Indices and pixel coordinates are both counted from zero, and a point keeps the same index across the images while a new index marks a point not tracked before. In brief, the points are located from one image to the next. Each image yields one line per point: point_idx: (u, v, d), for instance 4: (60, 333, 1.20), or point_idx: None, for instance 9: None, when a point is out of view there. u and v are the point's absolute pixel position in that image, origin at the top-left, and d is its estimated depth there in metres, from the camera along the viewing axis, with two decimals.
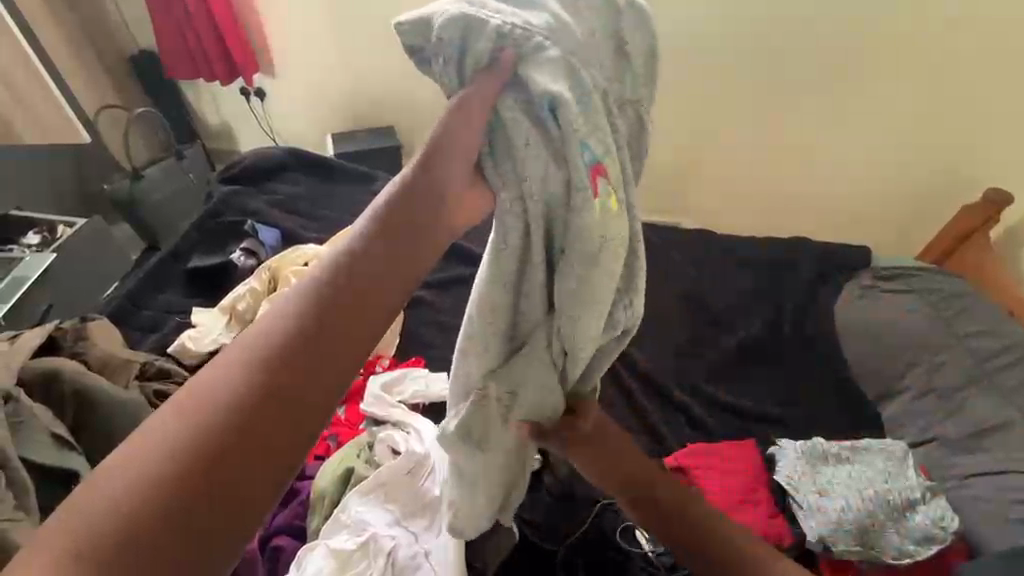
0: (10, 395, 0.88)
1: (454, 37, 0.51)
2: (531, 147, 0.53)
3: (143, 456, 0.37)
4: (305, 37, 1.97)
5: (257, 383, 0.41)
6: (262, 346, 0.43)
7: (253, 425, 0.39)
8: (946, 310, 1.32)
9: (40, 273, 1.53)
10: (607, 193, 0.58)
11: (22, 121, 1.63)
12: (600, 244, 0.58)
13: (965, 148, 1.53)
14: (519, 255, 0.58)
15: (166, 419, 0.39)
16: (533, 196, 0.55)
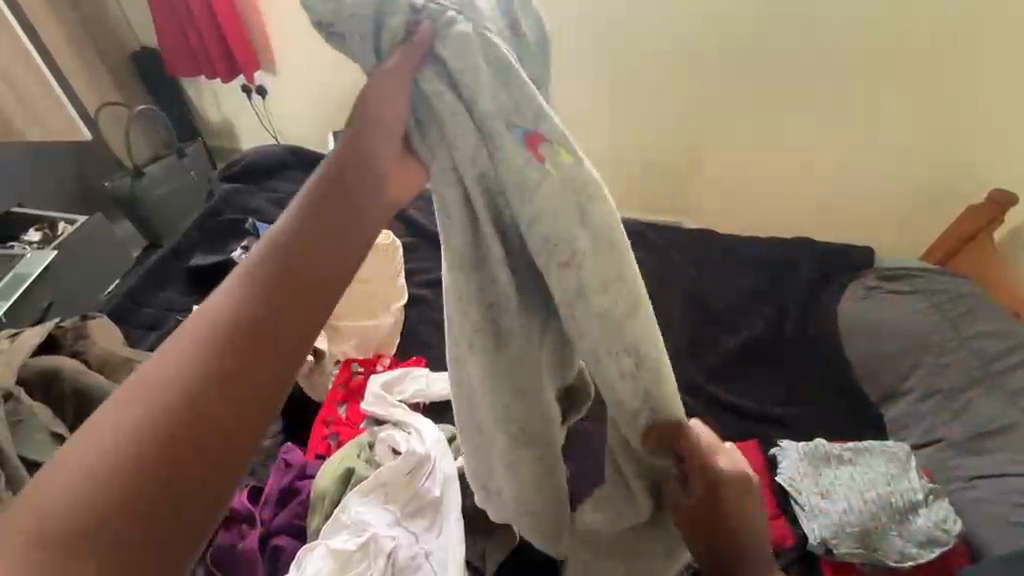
0: (11, 394, 0.89)
1: (368, 11, 0.46)
2: (459, 117, 0.49)
3: (92, 445, 0.33)
4: (306, 35, 1.96)
5: (210, 352, 0.36)
6: (216, 317, 0.38)
7: (213, 397, 0.35)
8: (951, 311, 1.31)
9: (41, 271, 1.53)
10: (557, 155, 0.52)
11: (21, 117, 1.61)
12: (568, 207, 0.53)
13: (971, 148, 1.51)
14: (471, 232, 0.54)
15: (112, 405, 0.34)
16: (468, 168, 0.51)
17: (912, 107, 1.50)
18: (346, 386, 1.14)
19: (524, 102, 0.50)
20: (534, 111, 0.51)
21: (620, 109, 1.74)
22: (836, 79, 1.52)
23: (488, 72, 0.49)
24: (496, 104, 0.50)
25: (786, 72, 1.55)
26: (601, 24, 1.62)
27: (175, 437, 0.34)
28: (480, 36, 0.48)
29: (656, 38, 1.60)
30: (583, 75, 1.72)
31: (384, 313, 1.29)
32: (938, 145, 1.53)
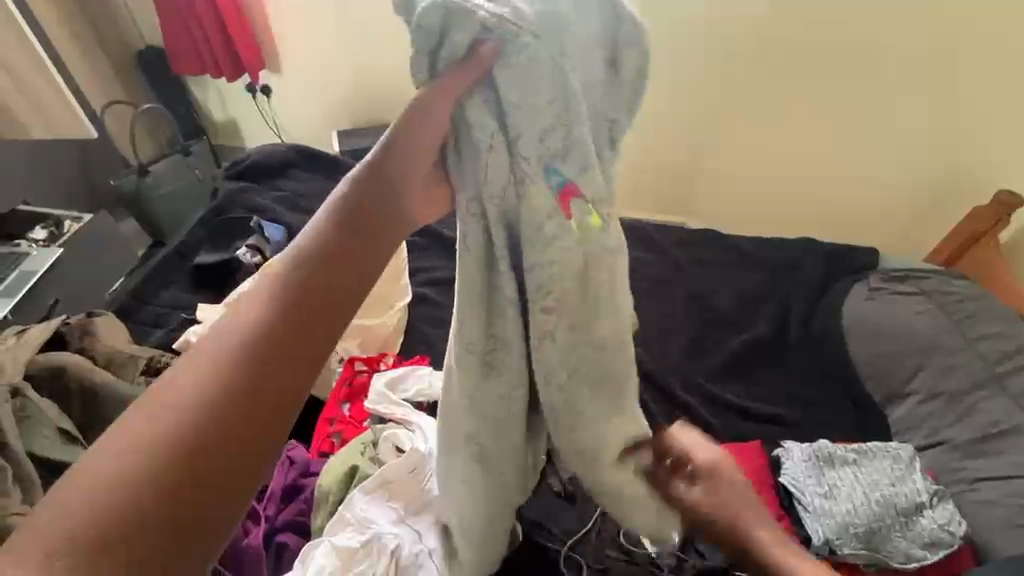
0: (19, 390, 0.90)
1: (433, 26, 0.49)
2: (496, 153, 0.53)
3: (123, 448, 0.36)
4: (311, 33, 1.97)
5: (235, 363, 0.40)
6: (232, 340, 0.41)
7: (224, 417, 0.38)
8: (959, 313, 1.30)
9: (47, 268, 1.54)
10: (584, 211, 0.59)
11: (22, 105, 1.59)
12: (567, 245, 0.58)
13: (980, 149, 1.50)
14: (483, 259, 0.58)
15: (139, 412, 0.38)
16: (493, 200, 0.55)
17: (918, 108, 1.50)
18: (349, 385, 1.14)
19: (564, 155, 0.56)
20: (569, 168, 0.56)
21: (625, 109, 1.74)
22: (842, 80, 1.52)
23: (538, 112, 0.53)
24: (535, 146, 0.54)
25: (792, 72, 1.54)
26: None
27: (202, 442, 0.37)
28: (538, 68, 0.52)
29: (661, 38, 1.60)
30: None
31: (388, 312, 1.29)
32: (944, 145, 1.52)
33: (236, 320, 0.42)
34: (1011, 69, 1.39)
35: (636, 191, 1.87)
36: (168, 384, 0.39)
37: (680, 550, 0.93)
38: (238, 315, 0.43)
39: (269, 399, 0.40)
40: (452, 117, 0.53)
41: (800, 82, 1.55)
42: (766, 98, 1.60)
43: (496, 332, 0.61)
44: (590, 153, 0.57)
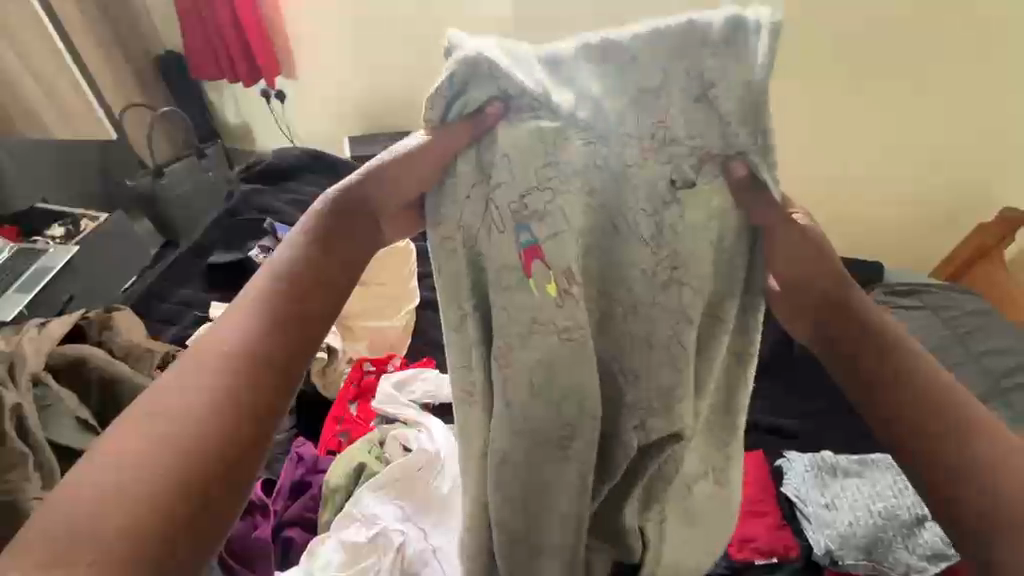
0: (41, 379, 0.93)
1: (456, 76, 0.51)
2: (472, 202, 0.52)
3: (116, 457, 0.36)
4: (329, 42, 2.02)
5: (224, 369, 0.41)
6: (230, 353, 0.42)
7: (232, 423, 0.39)
8: (961, 327, 1.31)
9: (64, 264, 1.57)
10: (544, 277, 0.51)
11: (47, 110, 1.84)
12: (529, 310, 0.53)
13: (983, 164, 1.52)
14: (450, 297, 0.55)
15: (138, 427, 0.38)
16: (457, 237, 0.53)
17: (924, 124, 1.51)
18: (358, 385, 1.16)
19: (541, 216, 0.51)
20: (544, 229, 0.51)
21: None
22: (852, 90, 1.52)
23: (527, 169, 0.50)
24: (514, 197, 0.51)
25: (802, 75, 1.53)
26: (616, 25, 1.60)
27: (204, 443, 0.38)
28: (535, 131, 0.50)
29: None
30: None
31: (397, 314, 1.31)
32: (953, 158, 1.53)
33: (221, 330, 0.44)
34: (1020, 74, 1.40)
35: None
36: (157, 395, 0.40)
37: None
38: (223, 326, 0.44)
39: (263, 401, 0.41)
40: (447, 160, 0.52)
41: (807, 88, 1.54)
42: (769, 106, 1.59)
43: (470, 368, 0.57)
44: (570, 224, 0.51)
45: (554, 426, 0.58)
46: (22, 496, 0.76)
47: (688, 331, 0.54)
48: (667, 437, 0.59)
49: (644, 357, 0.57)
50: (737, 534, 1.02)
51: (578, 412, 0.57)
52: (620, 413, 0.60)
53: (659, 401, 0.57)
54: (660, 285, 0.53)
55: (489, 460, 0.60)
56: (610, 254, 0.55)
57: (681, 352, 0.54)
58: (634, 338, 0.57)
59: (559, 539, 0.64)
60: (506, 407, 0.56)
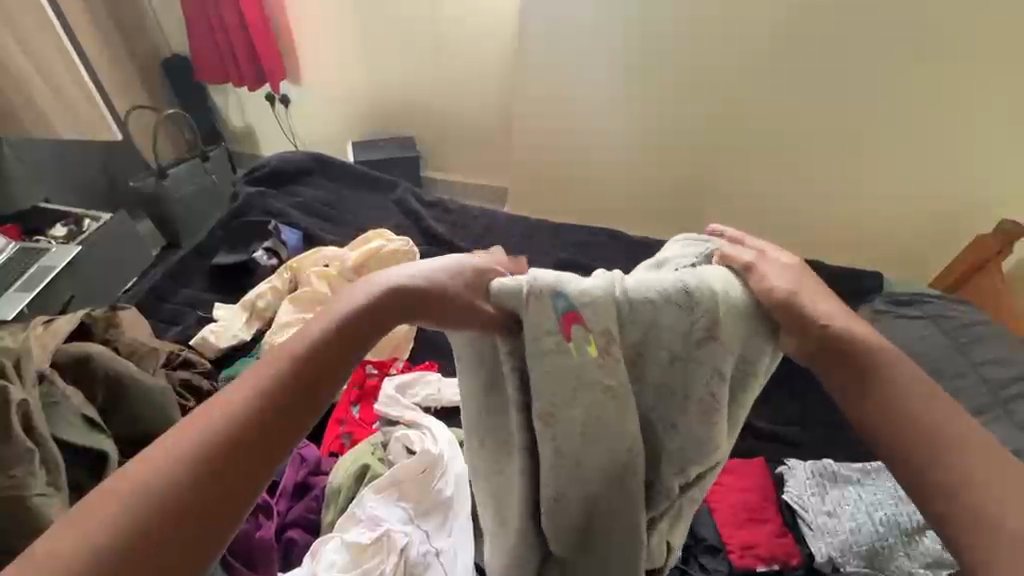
0: (47, 376, 0.94)
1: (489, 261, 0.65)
2: (498, 305, 0.56)
3: (129, 486, 0.38)
4: (337, 48, 2.04)
5: (242, 421, 0.43)
6: (247, 403, 0.44)
7: (228, 470, 0.41)
8: (958, 336, 1.32)
9: (66, 264, 1.57)
10: (583, 340, 0.55)
11: (44, 93, 1.73)
12: (572, 380, 0.56)
13: (979, 176, 1.55)
14: (494, 365, 0.60)
15: (153, 460, 0.40)
16: (491, 318, 0.56)
17: (916, 136, 1.54)
18: (360, 387, 1.16)
19: (576, 286, 0.56)
20: (579, 295, 0.56)
21: (635, 112, 1.71)
22: (854, 102, 1.54)
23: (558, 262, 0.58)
24: (550, 276, 0.56)
25: (805, 85, 1.55)
26: (623, 28, 1.59)
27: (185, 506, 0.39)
28: None
29: (674, 42, 1.58)
30: (598, 77, 1.68)
31: None
32: (947, 170, 1.56)
33: (241, 388, 0.45)
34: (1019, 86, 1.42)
35: (645, 206, 1.86)
36: (176, 431, 0.42)
37: (681, 562, 1.01)
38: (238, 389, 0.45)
39: (261, 454, 0.43)
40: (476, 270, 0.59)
41: (810, 96, 1.56)
42: (773, 112, 1.61)
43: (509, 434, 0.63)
44: (603, 298, 0.56)
45: (608, 463, 0.59)
46: (27, 492, 0.77)
47: (721, 384, 0.57)
48: (706, 470, 0.62)
49: (676, 404, 0.59)
50: (738, 540, 1.02)
51: (628, 452, 0.59)
52: (663, 463, 0.62)
53: (696, 449, 0.59)
54: (697, 342, 0.56)
55: (542, 503, 0.61)
56: (651, 328, 0.57)
57: (717, 402, 0.57)
58: (665, 395, 0.60)
59: (615, 566, 0.66)
60: (555, 454, 0.58)
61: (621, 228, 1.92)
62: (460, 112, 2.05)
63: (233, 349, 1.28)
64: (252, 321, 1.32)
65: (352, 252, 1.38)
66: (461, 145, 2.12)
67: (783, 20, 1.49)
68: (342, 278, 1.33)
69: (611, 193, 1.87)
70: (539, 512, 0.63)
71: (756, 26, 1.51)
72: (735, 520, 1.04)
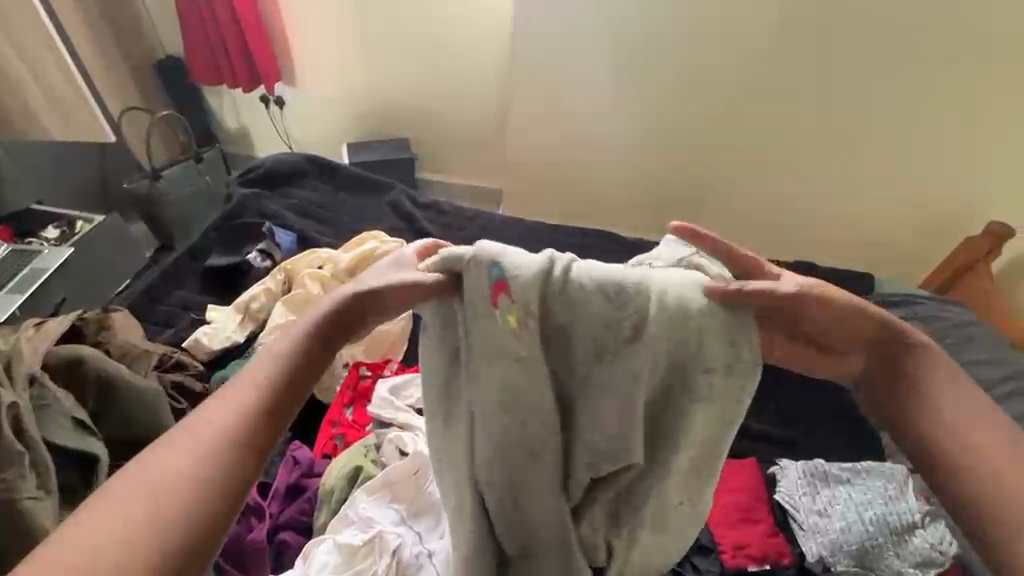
0: (39, 379, 0.93)
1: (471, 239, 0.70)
2: (448, 272, 0.60)
3: (132, 497, 0.50)
4: (333, 50, 2.04)
5: (218, 439, 0.54)
6: (222, 425, 0.54)
7: (212, 478, 0.52)
8: (949, 337, 1.33)
9: (58, 266, 1.56)
10: (507, 309, 0.57)
11: (37, 95, 1.72)
12: (495, 346, 0.58)
13: (968, 179, 1.57)
14: (444, 337, 0.63)
15: (150, 475, 0.51)
16: (429, 286, 0.59)
17: (905, 139, 1.56)
18: (354, 389, 1.16)
19: (513, 261, 0.58)
20: (512, 269, 0.57)
21: (631, 113, 1.72)
22: (845, 104, 1.56)
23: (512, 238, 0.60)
24: (492, 248, 0.58)
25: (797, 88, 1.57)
26: (619, 31, 1.60)
27: (191, 505, 0.51)
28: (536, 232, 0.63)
29: (669, 45, 1.59)
30: (593, 79, 1.69)
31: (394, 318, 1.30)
32: (936, 173, 1.58)
33: (217, 411, 0.55)
34: (1009, 89, 1.44)
35: (640, 207, 1.87)
36: (165, 451, 0.53)
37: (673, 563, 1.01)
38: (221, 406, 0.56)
39: (238, 461, 0.54)
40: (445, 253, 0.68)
41: (804, 98, 1.58)
42: (766, 114, 1.63)
43: (455, 405, 0.65)
44: (536, 280, 0.57)
45: (526, 439, 0.61)
46: (18, 496, 0.78)
47: (637, 389, 0.59)
48: (620, 468, 0.63)
49: (600, 395, 0.61)
50: (730, 540, 1.02)
51: (545, 429, 0.61)
52: (580, 452, 0.63)
53: (611, 439, 0.61)
54: (624, 343, 0.58)
55: (468, 473, 0.64)
56: (581, 316, 0.58)
57: (632, 402, 0.59)
58: (585, 385, 0.61)
59: (546, 543, 0.68)
60: (478, 416, 0.61)
61: (615, 228, 1.93)
62: (457, 113, 2.05)
63: (227, 351, 1.27)
64: (246, 323, 1.31)
65: (347, 254, 1.38)
66: (458, 146, 2.13)
67: (777, 22, 1.50)
68: (336, 280, 1.33)
69: (607, 194, 1.88)
70: (481, 485, 0.65)
71: (750, 30, 1.53)
72: (727, 520, 1.05)
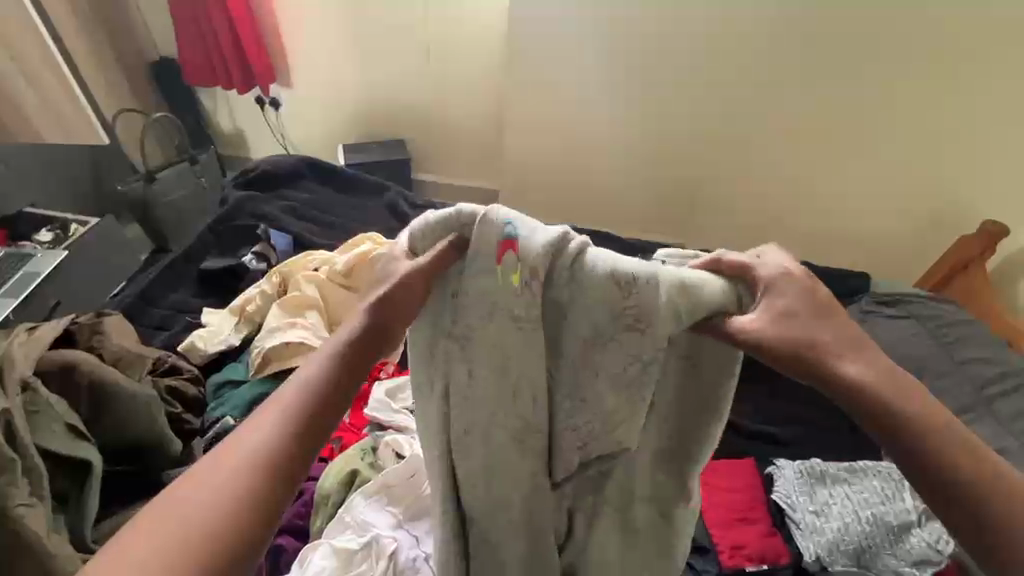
0: (30, 384, 0.93)
1: None
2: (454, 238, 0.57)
3: (134, 546, 0.40)
4: (328, 53, 2.04)
5: (242, 469, 0.44)
6: (249, 453, 0.45)
7: (233, 521, 0.42)
8: (945, 336, 1.34)
9: (52, 269, 1.55)
10: (511, 268, 0.55)
11: (30, 97, 1.71)
12: (485, 305, 0.56)
13: (963, 177, 1.58)
14: (437, 306, 0.59)
15: (160, 516, 0.42)
16: (438, 246, 0.57)
17: (900, 138, 1.57)
18: None
19: (528, 223, 0.56)
20: (526, 230, 0.56)
21: (628, 113, 1.72)
22: (840, 103, 1.56)
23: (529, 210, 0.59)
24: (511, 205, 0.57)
25: (791, 88, 1.57)
26: (612, 31, 1.60)
27: (226, 551, 0.41)
28: None
29: (663, 45, 1.60)
30: (589, 79, 1.69)
31: None
32: (929, 169, 1.59)
33: (245, 437, 0.46)
34: (1008, 89, 1.44)
35: (634, 206, 1.87)
36: (179, 487, 0.44)
37: None
38: (248, 435, 0.46)
39: (263, 498, 0.44)
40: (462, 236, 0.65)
41: (801, 97, 1.58)
42: (763, 113, 1.63)
43: (434, 372, 0.60)
44: (549, 248, 0.55)
45: (509, 413, 0.59)
46: (11, 502, 0.78)
47: (630, 372, 0.57)
48: (609, 454, 0.62)
49: (589, 374, 0.58)
50: (727, 540, 1.03)
51: (528, 406, 0.59)
52: (560, 435, 0.61)
53: (601, 420, 0.59)
54: (622, 327, 0.56)
55: (449, 439, 0.60)
56: (583, 292, 0.56)
57: (630, 387, 0.58)
58: (576, 363, 0.59)
59: (502, 535, 0.64)
60: (467, 376, 0.58)
61: (608, 228, 1.93)
62: (453, 115, 2.05)
63: (222, 354, 1.27)
64: (242, 325, 1.31)
65: (344, 256, 1.37)
66: (454, 148, 2.12)
67: (770, 21, 1.50)
68: (331, 282, 1.32)
69: (603, 195, 1.88)
70: (460, 453, 0.61)
71: (743, 30, 1.53)
72: (724, 520, 1.05)
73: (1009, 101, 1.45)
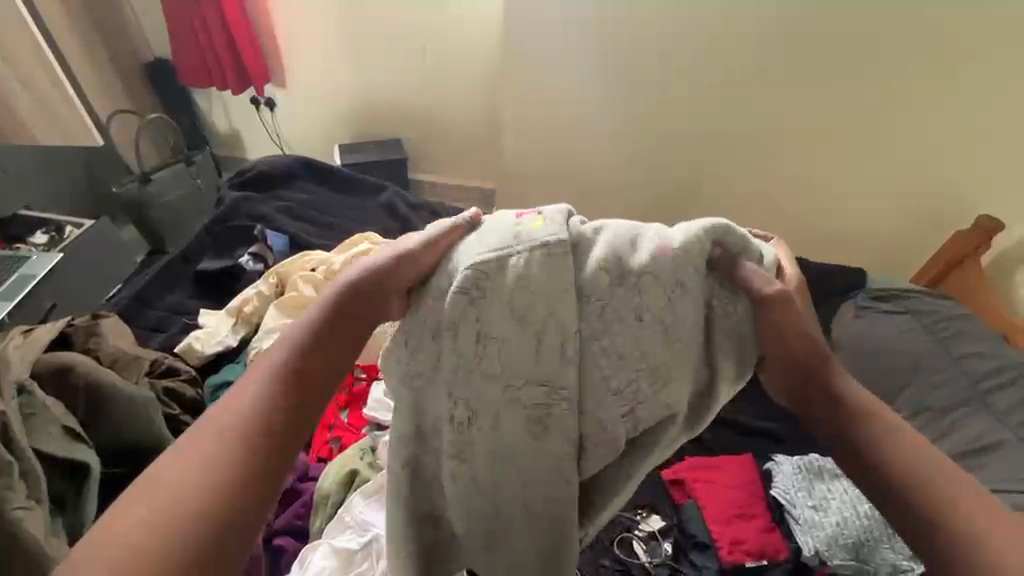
0: (25, 387, 0.92)
1: None
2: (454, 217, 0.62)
3: (118, 522, 0.39)
4: (323, 53, 2.03)
5: (224, 442, 0.44)
6: (232, 427, 0.45)
7: (219, 491, 0.42)
8: (941, 331, 1.34)
9: (47, 272, 1.54)
10: (529, 217, 0.59)
11: None
12: (507, 242, 0.57)
13: (958, 173, 1.58)
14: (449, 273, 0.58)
15: (144, 493, 0.41)
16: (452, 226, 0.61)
17: (895, 134, 1.57)
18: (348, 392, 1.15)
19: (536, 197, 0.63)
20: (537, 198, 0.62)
21: (624, 112, 1.71)
22: (836, 100, 1.57)
23: None
24: None
25: (787, 85, 1.58)
26: (608, 29, 1.60)
27: (214, 518, 0.41)
28: None
29: (659, 44, 1.60)
30: (585, 77, 1.68)
31: None
32: (923, 165, 1.59)
33: (227, 415, 0.46)
34: (1006, 88, 1.45)
35: (633, 205, 1.87)
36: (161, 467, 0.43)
37: (671, 559, 1.02)
38: (235, 406, 0.47)
39: (249, 470, 0.44)
40: None
41: (799, 95, 1.58)
42: (761, 112, 1.63)
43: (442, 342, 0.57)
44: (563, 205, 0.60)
45: (533, 372, 0.56)
46: (8, 506, 0.78)
47: (670, 304, 0.57)
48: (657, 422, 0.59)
49: (620, 320, 0.57)
50: (727, 537, 1.02)
51: (558, 362, 0.56)
52: (591, 394, 0.57)
53: (638, 364, 0.57)
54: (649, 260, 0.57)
55: (455, 416, 0.58)
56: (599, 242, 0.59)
57: (671, 321, 0.57)
58: (601, 318, 0.57)
59: (521, 529, 0.63)
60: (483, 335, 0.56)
61: None
62: (449, 116, 2.05)
63: (219, 355, 1.26)
64: (240, 326, 1.31)
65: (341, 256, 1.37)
66: (451, 148, 2.12)
67: (765, 20, 1.51)
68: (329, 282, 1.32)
69: (601, 194, 1.88)
70: (473, 427, 0.58)
71: (739, 28, 1.53)
72: (723, 517, 1.05)
73: (1003, 97, 1.46)
